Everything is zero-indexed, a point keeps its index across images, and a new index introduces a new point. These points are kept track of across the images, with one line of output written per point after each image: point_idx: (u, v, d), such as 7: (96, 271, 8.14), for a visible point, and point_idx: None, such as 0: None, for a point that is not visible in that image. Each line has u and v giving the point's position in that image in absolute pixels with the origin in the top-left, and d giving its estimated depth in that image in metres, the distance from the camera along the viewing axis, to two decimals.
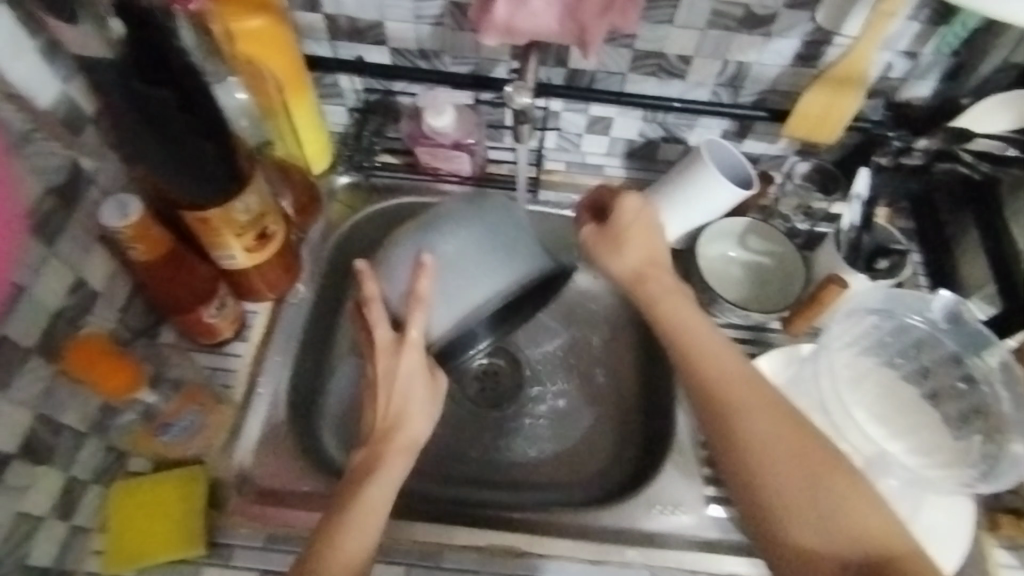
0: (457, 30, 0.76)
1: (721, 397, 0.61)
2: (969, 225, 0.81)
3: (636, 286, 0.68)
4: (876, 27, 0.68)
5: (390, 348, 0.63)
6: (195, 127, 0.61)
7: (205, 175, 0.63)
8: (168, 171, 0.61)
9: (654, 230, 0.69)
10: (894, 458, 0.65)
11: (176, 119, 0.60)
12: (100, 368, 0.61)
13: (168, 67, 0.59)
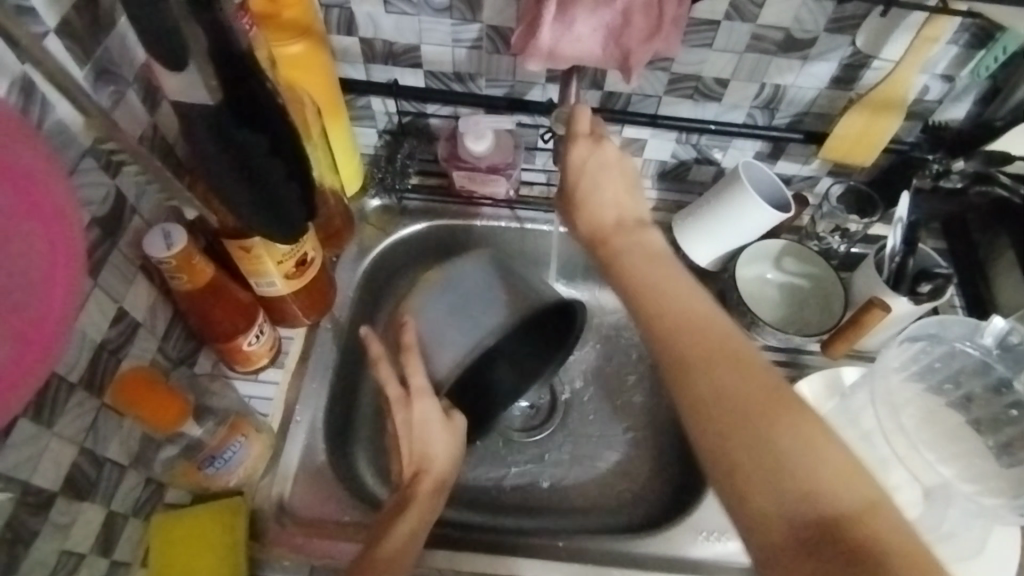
0: (494, 53, 0.76)
1: (687, 362, 0.51)
2: (1004, 246, 0.81)
3: (598, 234, 0.63)
4: (918, 52, 0.68)
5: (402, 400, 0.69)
6: (283, 170, 0.57)
7: (284, 216, 0.59)
8: (250, 214, 0.58)
9: (616, 172, 0.63)
10: (958, 488, 0.64)
11: (267, 165, 0.56)
12: (150, 403, 0.60)
13: (262, 110, 0.55)
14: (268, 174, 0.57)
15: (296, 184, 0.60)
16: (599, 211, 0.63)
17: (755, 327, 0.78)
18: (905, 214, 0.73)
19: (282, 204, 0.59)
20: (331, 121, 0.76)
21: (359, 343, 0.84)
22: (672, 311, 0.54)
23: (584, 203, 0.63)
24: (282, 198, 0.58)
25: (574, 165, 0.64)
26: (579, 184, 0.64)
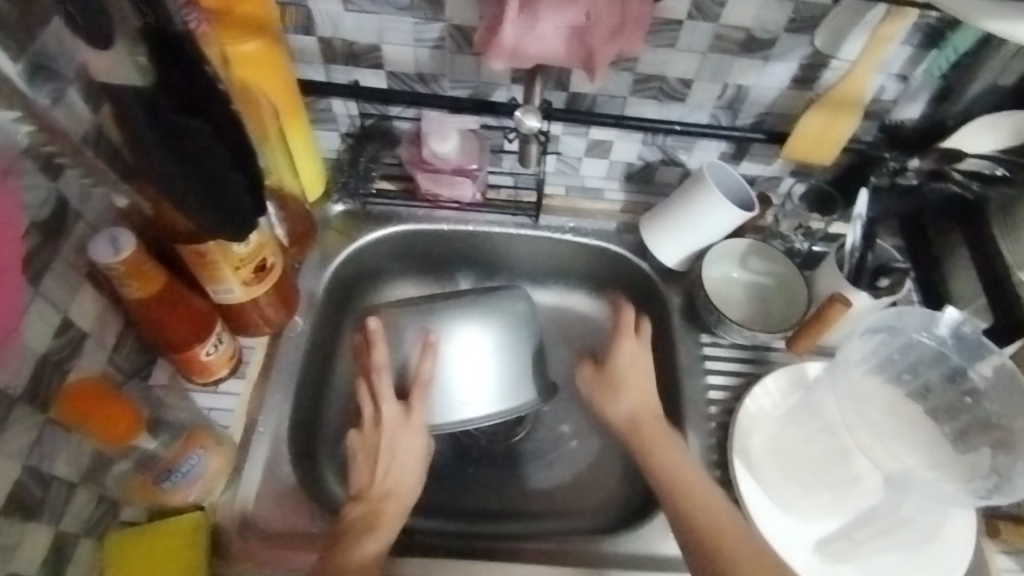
0: (457, 53, 0.75)
1: (721, 541, 0.60)
2: (957, 241, 0.83)
3: (631, 434, 0.69)
4: (873, 51, 0.69)
5: (400, 421, 0.70)
6: (228, 158, 0.56)
7: (229, 211, 0.57)
8: (191, 205, 0.55)
9: (646, 385, 0.72)
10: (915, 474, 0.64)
11: (211, 153, 0.54)
12: (98, 415, 0.57)
13: (203, 95, 0.54)
14: (212, 164, 0.54)
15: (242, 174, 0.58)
16: (624, 404, 0.71)
17: (721, 326, 0.79)
18: (864, 209, 0.75)
19: (229, 194, 0.56)
20: (290, 124, 0.75)
21: (323, 351, 0.82)
22: (670, 464, 0.66)
23: (616, 403, 0.71)
24: (228, 188, 0.56)
25: (618, 366, 0.72)
26: (617, 375, 0.72)
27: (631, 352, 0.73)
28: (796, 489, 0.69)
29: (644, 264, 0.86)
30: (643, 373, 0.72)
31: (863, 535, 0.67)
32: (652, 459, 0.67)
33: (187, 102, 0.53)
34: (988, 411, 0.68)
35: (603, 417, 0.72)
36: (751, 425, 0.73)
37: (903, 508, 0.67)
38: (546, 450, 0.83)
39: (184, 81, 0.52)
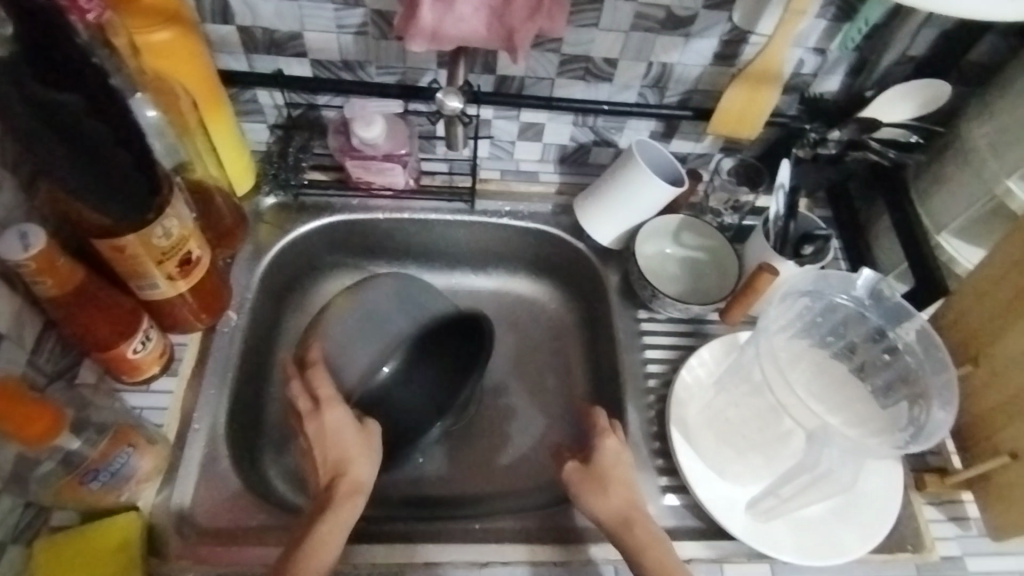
0: (381, 39, 0.75)
1: None
2: (880, 210, 0.86)
3: (624, 532, 0.63)
4: (788, 25, 0.71)
5: (311, 413, 0.68)
6: (110, 133, 0.55)
7: (125, 191, 0.58)
8: (80, 183, 0.55)
9: (631, 485, 0.67)
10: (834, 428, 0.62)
11: (89, 128, 0.54)
12: (19, 413, 0.54)
13: (79, 68, 0.52)
14: (92, 139, 0.54)
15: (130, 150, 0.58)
16: (614, 506, 0.65)
17: (656, 301, 0.80)
18: (786, 179, 0.76)
19: (109, 167, 0.56)
20: (211, 117, 0.73)
21: (261, 345, 0.81)
22: (654, 553, 0.61)
23: (600, 500, 0.65)
24: (112, 162, 0.56)
25: (604, 466, 0.67)
26: (606, 475, 0.67)
27: (616, 450, 0.69)
28: (731, 454, 0.71)
29: (581, 244, 0.87)
30: (629, 474, 0.68)
31: (793, 489, 0.67)
32: (641, 558, 0.61)
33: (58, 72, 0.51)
34: (909, 362, 0.70)
35: (586, 515, 0.66)
36: (686, 396, 0.75)
37: (824, 461, 0.64)
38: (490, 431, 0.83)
39: (55, 54, 0.50)
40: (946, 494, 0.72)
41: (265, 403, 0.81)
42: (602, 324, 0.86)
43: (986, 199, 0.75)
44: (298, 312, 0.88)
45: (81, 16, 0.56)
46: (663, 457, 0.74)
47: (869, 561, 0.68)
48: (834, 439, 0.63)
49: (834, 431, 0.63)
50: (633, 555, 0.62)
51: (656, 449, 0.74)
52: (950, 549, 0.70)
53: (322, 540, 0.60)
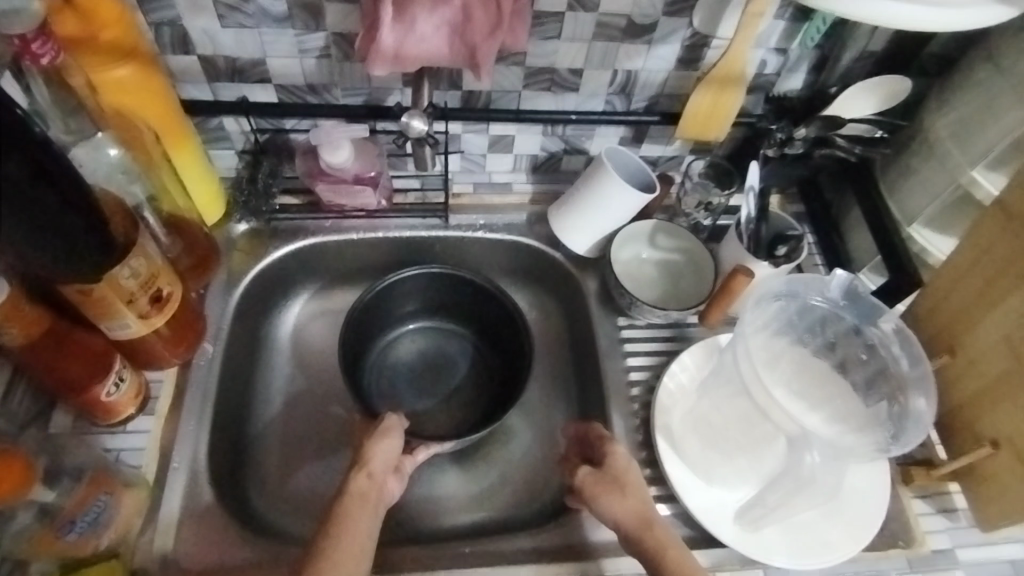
0: (344, 61, 0.74)
1: None
2: (851, 202, 0.87)
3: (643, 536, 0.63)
4: (747, 28, 0.72)
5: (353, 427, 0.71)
6: (61, 200, 0.49)
7: (78, 247, 0.53)
8: (33, 250, 0.50)
9: (643, 488, 0.66)
10: (817, 436, 0.64)
11: (39, 198, 0.47)
12: None
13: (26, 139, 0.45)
14: (49, 209, 0.48)
15: (80, 214, 0.52)
16: (631, 510, 0.64)
17: (635, 308, 0.80)
18: (756, 181, 0.77)
19: (63, 231, 0.50)
20: (176, 149, 0.73)
21: (240, 376, 0.80)
22: (673, 556, 0.61)
23: (615, 504, 0.64)
24: (65, 231, 0.51)
25: (617, 469, 0.66)
26: (622, 478, 0.66)
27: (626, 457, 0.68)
28: (717, 458, 0.71)
29: (557, 253, 0.87)
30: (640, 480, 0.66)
31: (775, 496, 0.67)
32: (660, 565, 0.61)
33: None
34: (886, 358, 0.71)
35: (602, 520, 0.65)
36: (670, 402, 0.75)
37: (807, 468, 0.65)
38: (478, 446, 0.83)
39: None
40: (934, 487, 0.74)
41: (248, 433, 0.80)
42: (584, 333, 0.86)
43: (952, 188, 0.76)
44: (277, 337, 0.87)
45: (35, 61, 0.57)
46: (650, 466, 0.74)
47: (863, 559, 0.70)
48: (817, 443, 0.64)
49: (815, 438, 0.64)
50: (653, 559, 0.62)
51: (643, 458, 0.74)
52: (941, 542, 0.71)
53: (349, 534, 0.60)
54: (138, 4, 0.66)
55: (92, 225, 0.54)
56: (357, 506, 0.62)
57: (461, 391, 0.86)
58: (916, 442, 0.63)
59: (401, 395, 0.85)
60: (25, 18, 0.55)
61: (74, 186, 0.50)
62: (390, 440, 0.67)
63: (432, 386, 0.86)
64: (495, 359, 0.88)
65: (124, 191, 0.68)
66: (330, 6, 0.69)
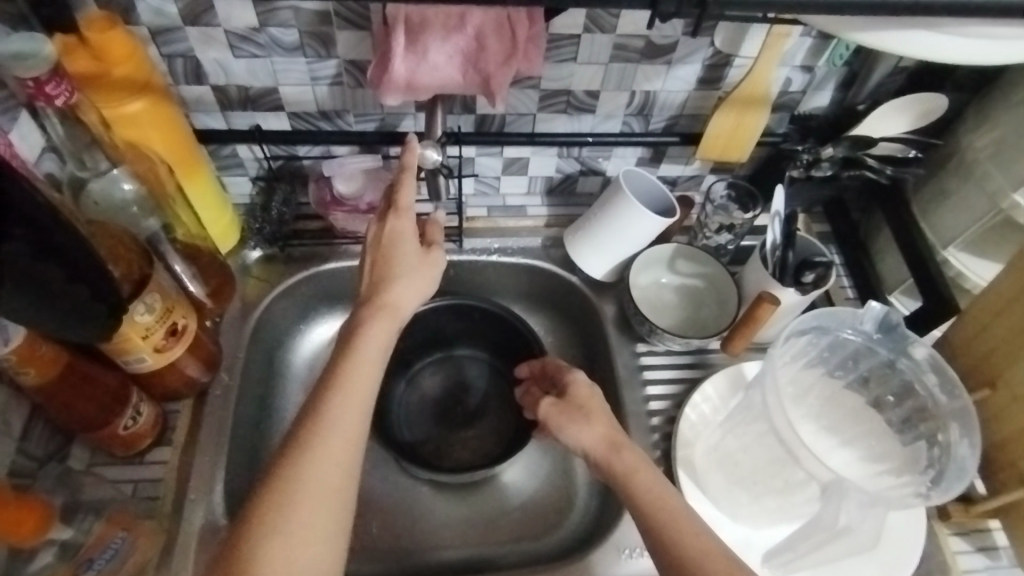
0: (357, 88, 0.73)
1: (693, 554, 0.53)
2: (880, 222, 0.84)
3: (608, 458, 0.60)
4: (772, 48, 0.69)
5: (420, 257, 0.65)
6: (64, 271, 0.47)
7: (87, 315, 0.51)
8: (46, 326, 0.49)
9: (608, 415, 0.64)
10: (852, 482, 0.61)
11: (43, 270, 0.46)
12: (6, 517, 0.54)
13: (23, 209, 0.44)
14: (53, 280, 0.47)
15: (88, 283, 0.50)
16: (595, 434, 0.62)
17: (654, 335, 0.79)
18: (782, 207, 0.75)
19: (71, 300, 0.49)
20: (189, 178, 0.72)
21: (256, 405, 0.81)
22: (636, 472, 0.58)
23: (580, 429, 0.62)
24: (73, 301, 0.49)
25: (580, 396, 0.65)
26: (582, 404, 0.65)
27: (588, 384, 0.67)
28: (744, 497, 0.69)
29: (573, 277, 0.85)
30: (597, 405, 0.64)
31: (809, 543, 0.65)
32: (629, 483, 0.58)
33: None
34: (923, 397, 0.68)
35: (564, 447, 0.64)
36: (692, 435, 0.74)
37: (842, 517, 0.62)
38: (500, 475, 0.82)
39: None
40: (972, 524, 0.72)
41: (264, 461, 0.80)
42: (601, 359, 0.84)
43: (993, 212, 0.73)
44: (292, 362, 0.87)
45: (49, 101, 0.57)
46: None
47: None
48: (852, 493, 0.61)
49: (851, 486, 0.61)
50: (620, 481, 0.59)
51: None
52: None
53: (355, 369, 0.57)
54: (151, 37, 0.66)
55: (99, 292, 0.52)
56: (368, 343, 0.59)
57: (483, 419, 0.85)
58: (956, 494, 0.60)
59: (424, 426, 0.84)
60: (36, 61, 0.55)
61: (80, 260, 0.49)
62: (417, 286, 0.64)
63: (456, 415, 0.85)
64: (513, 383, 0.87)
65: (135, 223, 0.68)
66: (341, 34, 0.68)
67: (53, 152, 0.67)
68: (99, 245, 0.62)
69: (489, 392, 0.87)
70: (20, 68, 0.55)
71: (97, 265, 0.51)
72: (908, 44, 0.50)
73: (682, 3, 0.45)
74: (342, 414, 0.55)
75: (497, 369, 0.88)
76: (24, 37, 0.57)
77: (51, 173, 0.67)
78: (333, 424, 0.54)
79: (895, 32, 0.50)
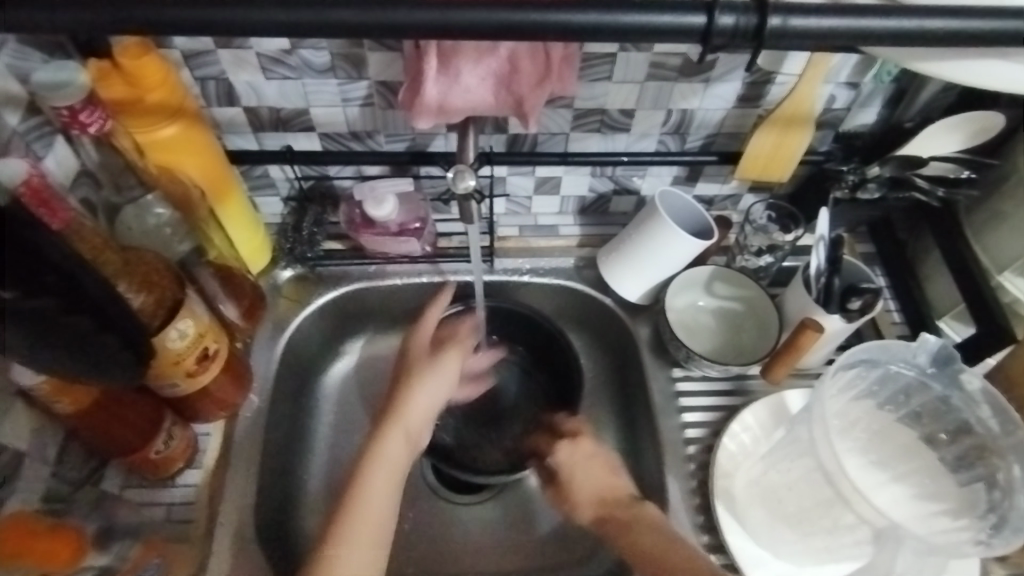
0: (388, 108, 0.72)
1: None
2: (930, 243, 0.81)
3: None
4: (817, 65, 0.67)
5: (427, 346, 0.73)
6: (91, 321, 0.47)
7: (117, 361, 0.51)
8: (69, 368, 0.48)
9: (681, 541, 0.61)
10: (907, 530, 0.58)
11: (70, 321, 0.45)
12: (40, 548, 0.54)
13: (56, 260, 0.43)
14: (82, 328, 0.46)
15: (118, 331, 0.50)
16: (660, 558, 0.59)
17: (691, 361, 0.76)
18: (828, 230, 0.72)
19: (96, 349, 0.48)
20: (223, 203, 0.72)
21: (287, 426, 0.81)
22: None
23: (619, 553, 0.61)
24: (102, 348, 0.49)
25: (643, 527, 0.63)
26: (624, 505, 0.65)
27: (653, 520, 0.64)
28: (788, 535, 0.67)
29: (607, 298, 0.84)
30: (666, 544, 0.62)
31: None
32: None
33: (22, 275, 0.42)
34: (981, 434, 0.65)
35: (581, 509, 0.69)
36: (731, 466, 0.72)
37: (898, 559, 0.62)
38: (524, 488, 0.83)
39: (20, 262, 0.41)
40: None
41: (295, 483, 0.80)
42: (635, 383, 0.82)
43: None
44: (321, 382, 0.87)
45: (82, 129, 0.58)
46: (709, 533, 0.70)
47: None
48: (907, 538, 0.59)
49: (907, 533, 0.59)
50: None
51: (702, 523, 0.71)
52: None
53: (382, 451, 0.64)
54: (183, 60, 0.66)
55: (126, 338, 0.51)
56: (395, 420, 0.66)
57: (512, 425, 0.84)
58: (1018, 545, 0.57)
59: (453, 431, 0.83)
60: (69, 90, 0.56)
61: (109, 307, 0.48)
62: (449, 364, 0.70)
63: (491, 411, 0.85)
64: (544, 393, 0.85)
65: (169, 247, 0.69)
66: (373, 55, 0.67)
67: (88, 177, 0.68)
68: (131, 276, 0.61)
69: (519, 399, 0.86)
70: (54, 96, 0.55)
71: (127, 312, 0.51)
72: (981, 75, 0.47)
73: (735, 35, 0.43)
74: (368, 504, 0.61)
75: (529, 375, 0.86)
76: (59, 67, 0.57)
77: (87, 199, 0.68)
78: (362, 517, 0.60)
79: (971, 62, 0.47)
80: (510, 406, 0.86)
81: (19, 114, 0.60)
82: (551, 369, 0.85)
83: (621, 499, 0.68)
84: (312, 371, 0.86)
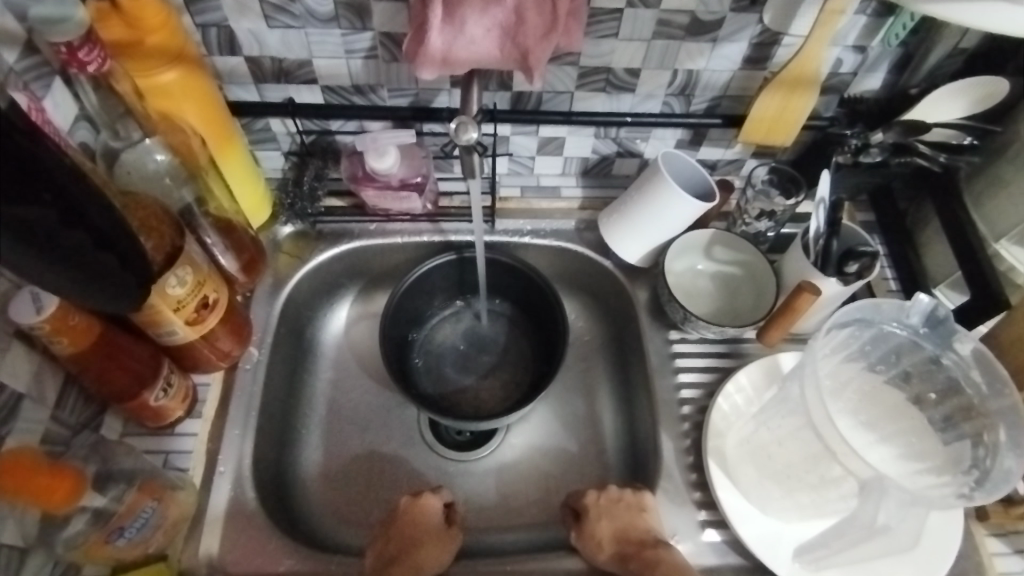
0: (391, 61, 0.72)
1: None
2: (930, 213, 0.81)
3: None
4: (825, 25, 0.66)
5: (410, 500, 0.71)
6: (89, 239, 0.47)
7: (119, 288, 0.51)
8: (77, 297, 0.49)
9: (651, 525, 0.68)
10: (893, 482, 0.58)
11: (70, 235, 0.45)
12: (39, 482, 0.53)
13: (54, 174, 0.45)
14: (82, 247, 0.46)
15: (114, 251, 0.50)
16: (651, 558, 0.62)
17: (688, 321, 0.77)
18: (828, 193, 0.72)
19: (100, 269, 0.49)
20: (223, 153, 0.72)
21: (286, 378, 0.81)
22: None
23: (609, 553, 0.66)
24: (102, 270, 0.49)
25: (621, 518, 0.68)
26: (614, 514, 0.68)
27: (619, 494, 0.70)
28: (775, 492, 0.68)
29: (606, 261, 0.85)
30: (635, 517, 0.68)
31: (849, 541, 0.66)
32: None
33: (20, 187, 0.42)
34: (970, 395, 0.65)
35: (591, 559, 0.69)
36: (724, 426, 0.73)
37: (881, 516, 0.62)
38: (508, 443, 0.83)
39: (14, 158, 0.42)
40: (1011, 525, 0.70)
41: (293, 435, 0.81)
42: (633, 345, 0.83)
43: None
44: (320, 340, 0.87)
45: (82, 67, 0.56)
46: (700, 490, 0.72)
47: None
48: (892, 491, 0.59)
49: (891, 484, 0.58)
50: None
51: (694, 480, 0.72)
52: None
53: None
54: (185, 5, 0.65)
55: (128, 261, 0.52)
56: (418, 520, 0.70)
57: (504, 370, 0.86)
58: (1001, 496, 0.57)
59: (448, 369, 0.86)
60: (69, 26, 0.54)
61: (107, 229, 0.49)
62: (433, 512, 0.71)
63: (478, 363, 0.86)
64: (532, 342, 0.86)
65: (169, 195, 0.68)
66: (377, 5, 0.66)
67: (86, 121, 0.68)
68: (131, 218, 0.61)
69: (509, 350, 0.87)
70: (53, 33, 0.53)
71: (125, 235, 0.51)
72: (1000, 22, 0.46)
73: None
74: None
75: (520, 332, 0.88)
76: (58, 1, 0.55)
77: (85, 142, 0.68)
78: None
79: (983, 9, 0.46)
80: (499, 353, 0.87)
81: (17, 52, 0.59)
82: (538, 327, 0.85)
83: (647, 540, 0.67)
84: (311, 327, 0.87)
